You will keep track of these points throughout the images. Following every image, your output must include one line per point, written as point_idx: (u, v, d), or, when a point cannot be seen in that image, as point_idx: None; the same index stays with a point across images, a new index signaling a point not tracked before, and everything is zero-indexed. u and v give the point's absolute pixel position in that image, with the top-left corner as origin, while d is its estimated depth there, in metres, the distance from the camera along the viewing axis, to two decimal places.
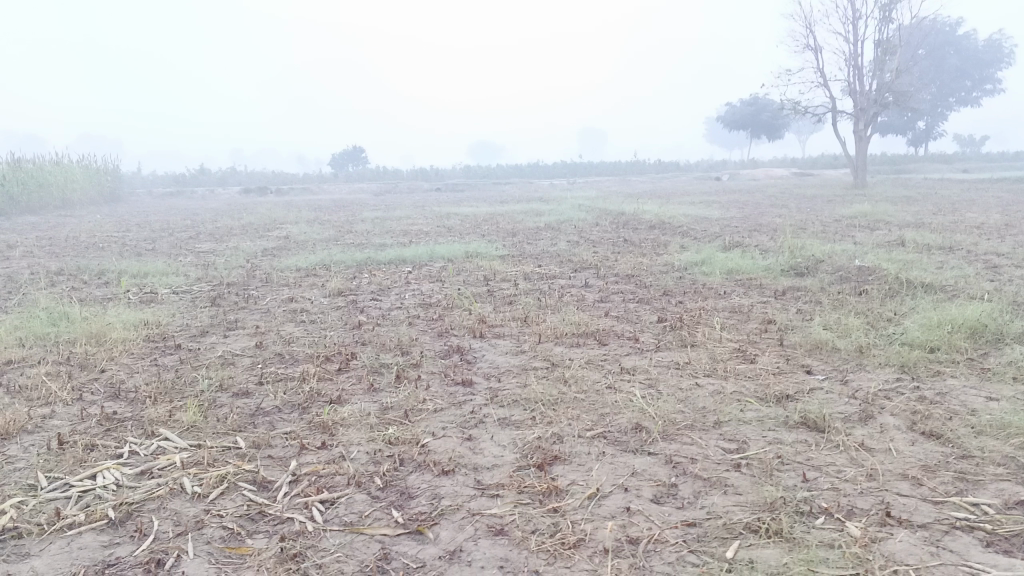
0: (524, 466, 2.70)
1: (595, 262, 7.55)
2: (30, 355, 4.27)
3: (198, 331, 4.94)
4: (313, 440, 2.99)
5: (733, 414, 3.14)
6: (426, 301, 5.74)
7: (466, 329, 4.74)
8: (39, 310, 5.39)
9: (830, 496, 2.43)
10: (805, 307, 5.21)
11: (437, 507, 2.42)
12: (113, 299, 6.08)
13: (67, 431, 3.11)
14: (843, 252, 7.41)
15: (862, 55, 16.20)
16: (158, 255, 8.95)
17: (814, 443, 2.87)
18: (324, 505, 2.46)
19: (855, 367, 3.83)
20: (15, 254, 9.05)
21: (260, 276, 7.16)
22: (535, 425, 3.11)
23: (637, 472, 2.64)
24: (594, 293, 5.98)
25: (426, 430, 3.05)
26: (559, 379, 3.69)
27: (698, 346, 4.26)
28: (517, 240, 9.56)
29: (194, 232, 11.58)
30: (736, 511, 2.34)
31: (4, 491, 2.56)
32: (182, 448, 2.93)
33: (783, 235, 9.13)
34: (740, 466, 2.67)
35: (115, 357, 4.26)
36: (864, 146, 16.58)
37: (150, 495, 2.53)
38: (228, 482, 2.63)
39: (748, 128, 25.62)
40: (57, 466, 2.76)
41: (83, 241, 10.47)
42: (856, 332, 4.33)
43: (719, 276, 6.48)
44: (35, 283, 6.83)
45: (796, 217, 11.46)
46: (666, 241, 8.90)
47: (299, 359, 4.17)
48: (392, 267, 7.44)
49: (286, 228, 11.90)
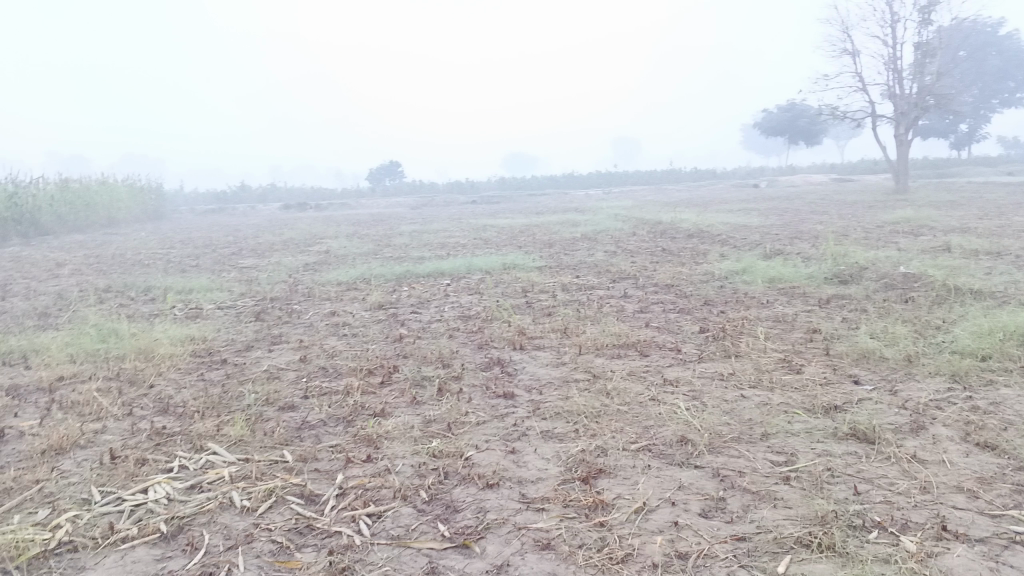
0: (569, 479, 2.69)
1: (633, 272, 7.51)
2: (82, 371, 4.37)
3: (242, 346, 5.01)
4: (358, 454, 3.01)
5: (780, 426, 3.10)
6: (466, 313, 5.76)
7: (506, 341, 4.75)
8: (89, 327, 5.51)
9: (883, 510, 2.38)
10: (850, 315, 5.13)
11: (483, 521, 2.42)
12: (159, 315, 6.19)
13: (118, 446, 3.17)
14: (888, 259, 7.28)
15: (902, 58, 15.96)
16: (202, 271, 9.11)
17: (864, 455, 2.82)
18: (371, 518, 2.47)
19: (904, 376, 3.76)
20: (63, 272, 9.27)
21: (301, 291, 7.25)
22: (578, 437, 3.09)
23: (684, 486, 2.61)
24: (633, 304, 5.95)
25: (470, 443, 3.06)
26: (601, 391, 3.68)
27: (742, 357, 4.21)
28: (554, 251, 9.55)
29: (236, 248, 11.77)
30: (787, 525, 2.31)
31: (60, 505, 2.62)
32: (230, 462, 2.97)
33: (824, 242, 9.00)
34: (789, 479, 2.63)
35: (163, 372, 4.33)
36: (905, 150, 16.28)
37: (200, 509, 2.56)
38: (277, 495, 2.66)
39: (785, 134, 25.36)
40: (110, 480, 2.82)
41: (129, 258, 10.70)
42: (903, 341, 4.25)
43: (760, 285, 6.41)
44: (84, 300, 6.99)
45: (837, 223, 11.30)
46: (705, 250, 8.83)
47: (342, 373, 4.21)
48: (431, 280, 7.48)
49: (325, 242, 12.04)
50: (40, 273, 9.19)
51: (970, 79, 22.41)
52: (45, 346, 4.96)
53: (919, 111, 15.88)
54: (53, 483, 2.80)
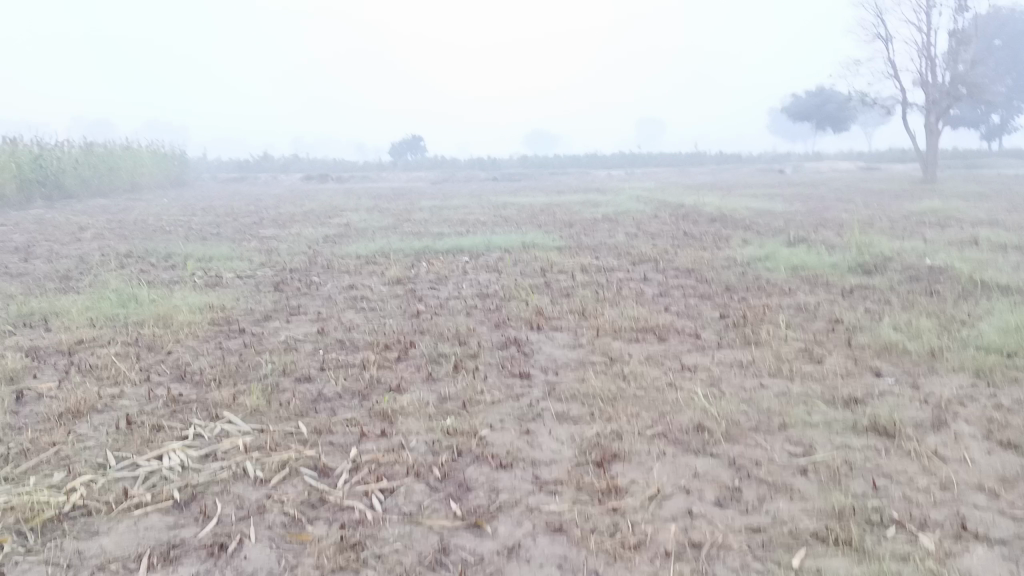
0: (584, 462, 2.67)
1: (654, 255, 7.45)
2: (101, 336, 4.40)
3: (261, 316, 5.02)
4: (372, 428, 3.00)
5: (799, 417, 3.06)
6: (484, 291, 5.73)
7: (524, 321, 4.72)
8: (110, 292, 5.55)
9: (902, 506, 2.34)
10: (874, 306, 5.05)
11: (496, 501, 2.40)
12: (179, 282, 6.21)
13: (135, 412, 3.19)
14: (913, 250, 7.17)
15: (936, 46, 15.65)
16: (223, 239, 9.15)
17: (884, 449, 2.77)
18: (383, 494, 2.47)
19: (927, 371, 3.69)
20: (86, 235, 9.35)
21: (321, 263, 7.24)
22: (594, 420, 3.07)
23: (700, 474, 2.58)
24: (653, 287, 5.90)
25: (485, 422, 3.04)
26: (618, 374, 3.65)
27: (762, 344, 4.17)
28: (575, 230, 9.50)
29: (257, 218, 11.80)
30: (803, 518, 2.28)
31: (76, 468, 2.63)
32: (245, 432, 2.98)
33: (850, 230, 8.88)
34: (807, 471, 2.59)
35: (181, 339, 4.35)
36: (935, 140, 15.98)
37: (214, 478, 2.57)
38: (290, 467, 2.66)
39: (812, 120, 25.02)
40: (126, 445, 2.83)
41: (151, 224, 10.76)
42: (928, 335, 4.18)
43: (783, 272, 6.33)
44: (105, 265, 7.03)
45: (863, 212, 11.15)
46: (728, 235, 8.74)
47: (359, 346, 4.21)
48: (450, 256, 7.46)
49: (346, 215, 12.05)
50: (63, 236, 9.26)
51: (1005, 69, 21.96)
52: (65, 309, 4.99)
53: (951, 100, 15.56)
54: (69, 447, 2.81)
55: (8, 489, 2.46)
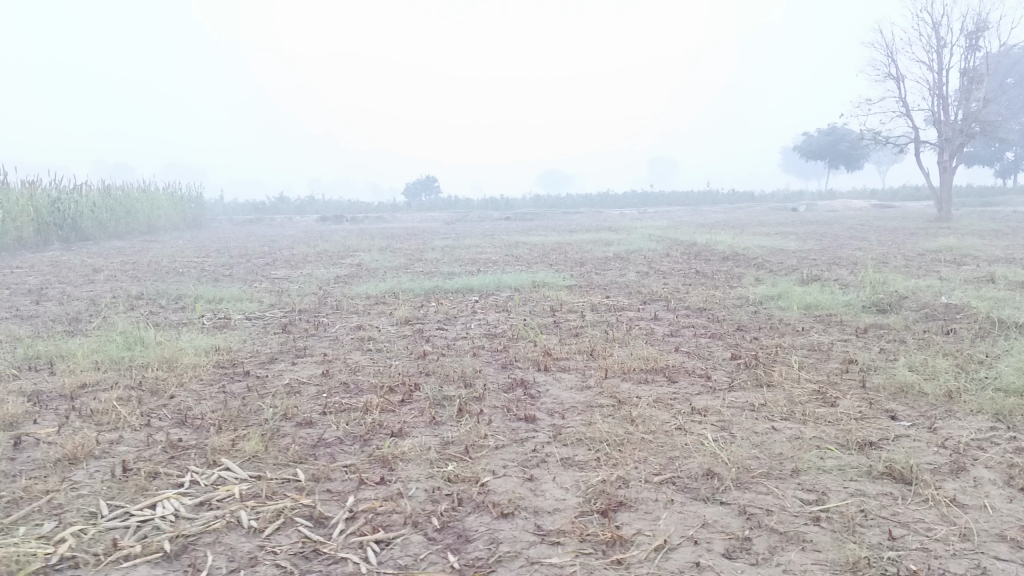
0: (587, 511, 2.59)
1: (665, 294, 7.38)
2: (104, 379, 4.36)
3: (266, 358, 4.98)
4: (371, 476, 2.93)
5: (812, 463, 2.96)
6: (492, 332, 5.67)
7: (531, 362, 4.65)
8: (116, 334, 5.52)
9: (919, 557, 2.24)
10: (889, 346, 4.95)
11: (495, 553, 2.32)
12: (187, 324, 6.19)
13: (132, 458, 3.13)
14: (929, 288, 7.07)
15: (948, 84, 15.65)
16: (234, 280, 9.15)
17: (901, 496, 2.67)
18: (379, 545, 2.39)
19: (944, 413, 3.58)
20: (99, 277, 9.39)
21: (330, 304, 7.22)
22: (599, 466, 2.99)
23: (708, 523, 2.49)
24: (664, 327, 5.83)
25: (487, 468, 2.96)
26: (626, 417, 3.56)
27: (774, 386, 4.08)
28: (586, 270, 9.45)
29: (270, 258, 11.83)
30: (816, 571, 2.18)
31: (67, 518, 2.57)
32: (242, 479, 2.91)
33: (864, 268, 8.79)
34: (819, 520, 2.50)
35: (185, 382, 4.31)
36: (949, 177, 15.90)
37: (207, 528, 2.50)
38: (285, 517, 2.59)
39: (825, 158, 25.00)
40: (120, 493, 2.77)
41: (165, 266, 10.81)
42: (944, 375, 4.08)
43: (797, 311, 6.24)
44: (115, 307, 7.03)
45: (877, 250, 11.05)
46: (740, 274, 8.67)
47: (362, 389, 4.15)
48: (459, 296, 7.42)
49: (358, 255, 12.05)
50: (76, 278, 9.30)
51: (1018, 107, 21.92)
52: (71, 353, 4.96)
53: (965, 138, 15.48)
54: (62, 495, 2.76)
55: None
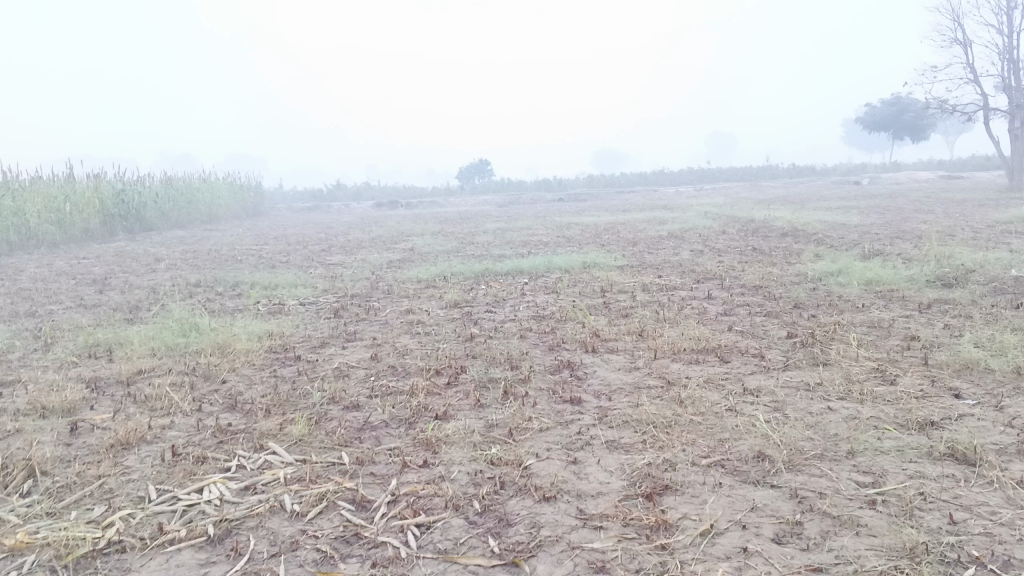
0: (631, 494, 2.52)
1: (719, 272, 7.23)
2: (159, 365, 4.44)
3: (317, 342, 5.01)
4: (414, 459, 2.92)
5: (869, 444, 2.85)
6: (540, 313, 5.62)
7: (578, 343, 4.59)
8: (173, 322, 5.63)
9: (982, 543, 2.12)
10: (954, 322, 4.74)
11: (536, 538, 2.28)
12: (243, 310, 6.28)
13: (182, 443, 3.18)
14: (999, 261, 6.78)
15: (1019, 48, 14.98)
16: (290, 267, 9.28)
17: (963, 478, 2.54)
18: (420, 529, 2.37)
19: (1012, 391, 3.41)
20: (161, 266, 9.60)
21: (381, 288, 7.25)
22: (645, 449, 2.92)
23: (757, 507, 2.41)
24: (717, 306, 5.69)
25: (530, 451, 2.93)
26: (674, 398, 3.48)
27: (831, 365, 3.94)
28: (639, 249, 9.32)
29: (325, 245, 11.98)
30: (870, 557, 2.08)
31: (116, 502, 2.61)
32: (287, 463, 2.93)
33: (929, 242, 8.47)
34: (875, 503, 2.39)
35: (237, 368, 4.37)
36: (1021, 146, 15.22)
37: (250, 512, 2.51)
38: (328, 500, 2.59)
39: (889, 129, 24.22)
40: (169, 478, 2.81)
41: (223, 254, 11.02)
42: (1012, 351, 3.89)
43: (856, 287, 6.04)
44: (174, 295, 7.19)
45: (943, 222, 10.64)
46: (799, 250, 8.45)
47: (410, 372, 4.15)
48: (509, 279, 7.39)
49: (411, 240, 12.11)
50: (139, 267, 9.54)
51: None
52: (129, 340, 5.07)
53: None
54: (114, 479, 2.81)
55: (48, 524, 2.45)
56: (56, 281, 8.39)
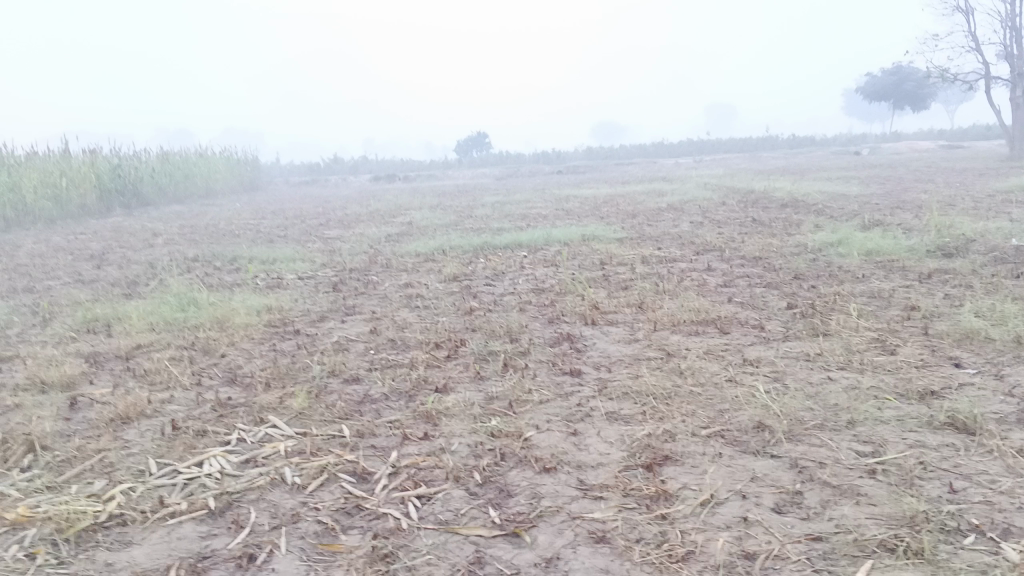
0: (632, 465, 2.52)
1: (719, 243, 7.20)
2: (158, 340, 4.43)
3: (316, 316, 5.00)
4: (415, 431, 2.92)
5: (869, 413, 2.85)
6: (540, 286, 5.60)
7: (577, 316, 4.58)
8: (171, 296, 5.61)
9: (982, 511, 2.12)
10: (954, 292, 4.73)
11: (537, 508, 2.28)
12: (241, 285, 6.27)
13: (182, 417, 3.18)
14: (999, 230, 6.76)
15: (1021, 15, 14.84)
16: (288, 241, 9.24)
17: (963, 447, 2.54)
18: (420, 500, 2.38)
19: (1013, 360, 3.41)
20: (158, 241, 9.57)
21: (380, 262, 7.23)
22: (645, 420, 2.92)
23: (758, 477, 2.41)
24: (716, 277, 5.68)
25: (531, 423, 2.92)
26: (674, 370, 3.48)
27: (831, 335, 3.94)
28: (638, 221, 9.28)
29: (323, 219, 11.93)
30: (870, 525, 2.09)
31: (116, 476, 2.61)
32: (288, 436, 2.93)
33: (929, 212, 8.43)
34: (875, 472, 2.39)
35: (236, 342, 4.36)
36: (1023, 115, 15.10)
37: (251, 485, 2.52)
38: (328, 472, 2.59)
39: (890, 99, 24.06)
40: (169, 451, 2.81)
41: (220, 228, 10.96)
42: (1013, 320, 3.88)
43: (857, 258, 6.02)
44: (172, 269, 7.17)
45: (943, 192, 10.59)
46: (799, 221, 8.41)
47: (409, 345, 4.14)
48: (508, 251, 7.36)
49: (409, 214, 12.06)
50: (136, 243, 9.50)
51: None
52: (127, 315, 5.06)
53: None
54: (114, 454, 2.80)
55: (49, 498, 2.46)
56: (54, 257, 8.37)
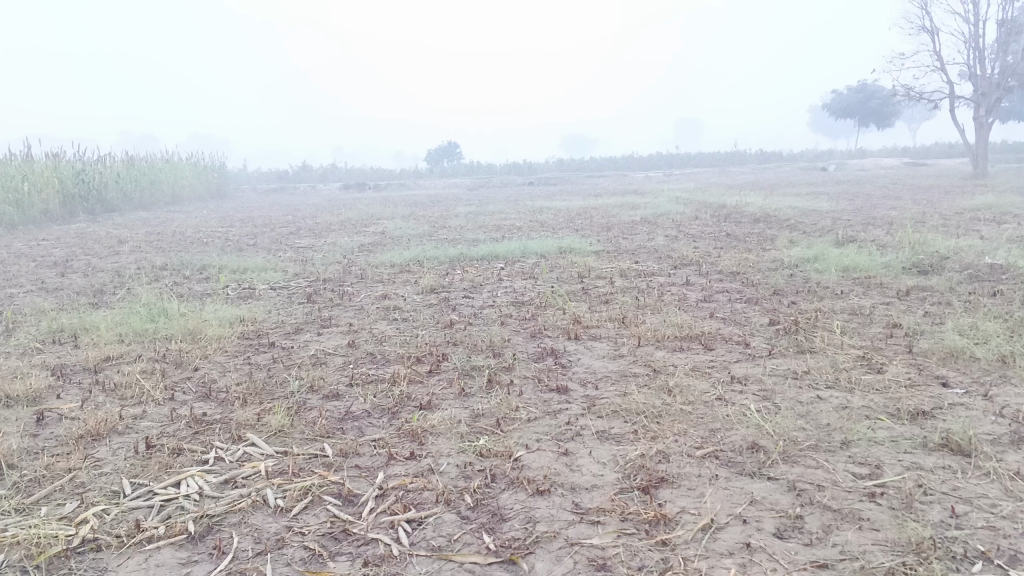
0: (627, 488, 2.46)
1: (696, 258, 7.18)
2: (128, 352, 4.28)
3: (291, 328, 4.88)
4: (401, 450, 2.83)
5: (863, 434, 2.81)
6: (519, 299, 5.53)
7: (560, 330, 4.51)
8: (140, 306, 5.44)
9: (987, 537, 2.09)
10: (934, 309, 4.74)
11: (532, 534, 2.20)
12: (212, 295, 6.12)
13: (155, 434, 3.05)
14: (971, 248, 6.82)
15: (984, 36, 15.15)
16: (258, 250, 9.07)
17: (960, 469, 2.52)
18: (411, 525, 2.29)
19: (999, 379, 3.41)
20: (124, 249, 9.33)
21: (354, 273, 7.10)
22: (637, 439, 2.86)
23: (756, 500, 2.36)
24: (697, 292, 5.65)
25: (520, 443, 2.85)
26: (662, 387, 3.42)
27: (816, 352, 3.92)
28: (613, 234, 9.26)
29: (294, 227, 11.76)
30: (876, 552, 2.04)
31: (88, 497, 2.49)
32: (268, 455, 2.82)
33: (901, 229, 8.51)
34: (875, 495, 2.35)
35: (209, 355, 4.23)
36: (986, 134, 15.40)
37: (232, 508, 2.41)
38: (313, 495, 2.49)
39: (855, 116, 24.42)
40: (143, 471, 2.69)
41: (189, 236, 10.74)
42: (996, 339, 3.89)
43: (834, 274, 6.03)
44: (140, 278, 6.98)
45: (912, 209, 10.73)
46: (773, 236, 8.45)
47: (390, 360, 4.04)
48: (484, 263, 7.29)
49: (381, 223, 11.92)
50: (101, 250, 9.26)
51: None
52: (94, 325, 4.89)
53: (1002, 92, 14.95)
54: (85, 473, 2.68)
55: (17, 521, 2.32)
56: (15, 263, 8.14)
